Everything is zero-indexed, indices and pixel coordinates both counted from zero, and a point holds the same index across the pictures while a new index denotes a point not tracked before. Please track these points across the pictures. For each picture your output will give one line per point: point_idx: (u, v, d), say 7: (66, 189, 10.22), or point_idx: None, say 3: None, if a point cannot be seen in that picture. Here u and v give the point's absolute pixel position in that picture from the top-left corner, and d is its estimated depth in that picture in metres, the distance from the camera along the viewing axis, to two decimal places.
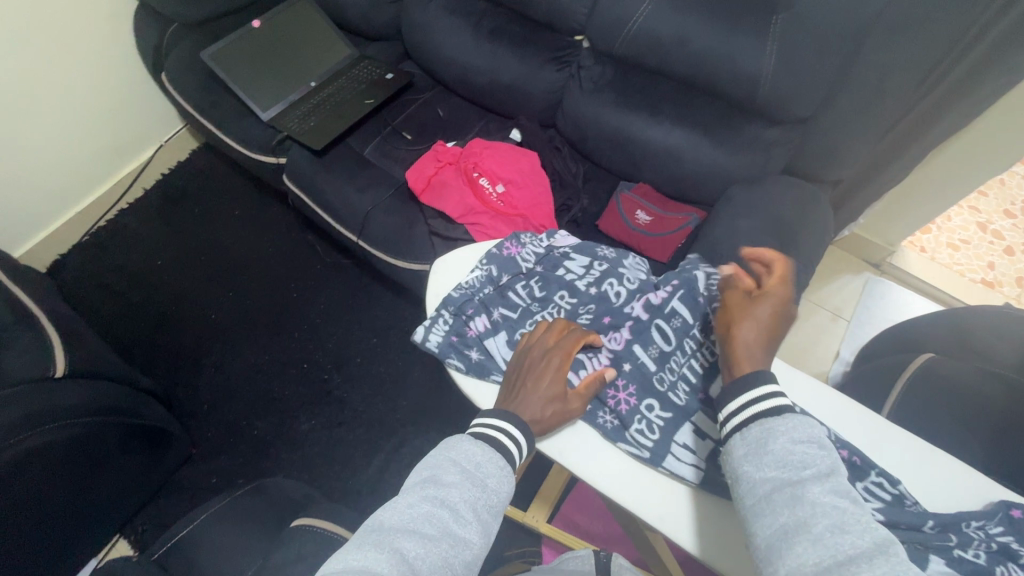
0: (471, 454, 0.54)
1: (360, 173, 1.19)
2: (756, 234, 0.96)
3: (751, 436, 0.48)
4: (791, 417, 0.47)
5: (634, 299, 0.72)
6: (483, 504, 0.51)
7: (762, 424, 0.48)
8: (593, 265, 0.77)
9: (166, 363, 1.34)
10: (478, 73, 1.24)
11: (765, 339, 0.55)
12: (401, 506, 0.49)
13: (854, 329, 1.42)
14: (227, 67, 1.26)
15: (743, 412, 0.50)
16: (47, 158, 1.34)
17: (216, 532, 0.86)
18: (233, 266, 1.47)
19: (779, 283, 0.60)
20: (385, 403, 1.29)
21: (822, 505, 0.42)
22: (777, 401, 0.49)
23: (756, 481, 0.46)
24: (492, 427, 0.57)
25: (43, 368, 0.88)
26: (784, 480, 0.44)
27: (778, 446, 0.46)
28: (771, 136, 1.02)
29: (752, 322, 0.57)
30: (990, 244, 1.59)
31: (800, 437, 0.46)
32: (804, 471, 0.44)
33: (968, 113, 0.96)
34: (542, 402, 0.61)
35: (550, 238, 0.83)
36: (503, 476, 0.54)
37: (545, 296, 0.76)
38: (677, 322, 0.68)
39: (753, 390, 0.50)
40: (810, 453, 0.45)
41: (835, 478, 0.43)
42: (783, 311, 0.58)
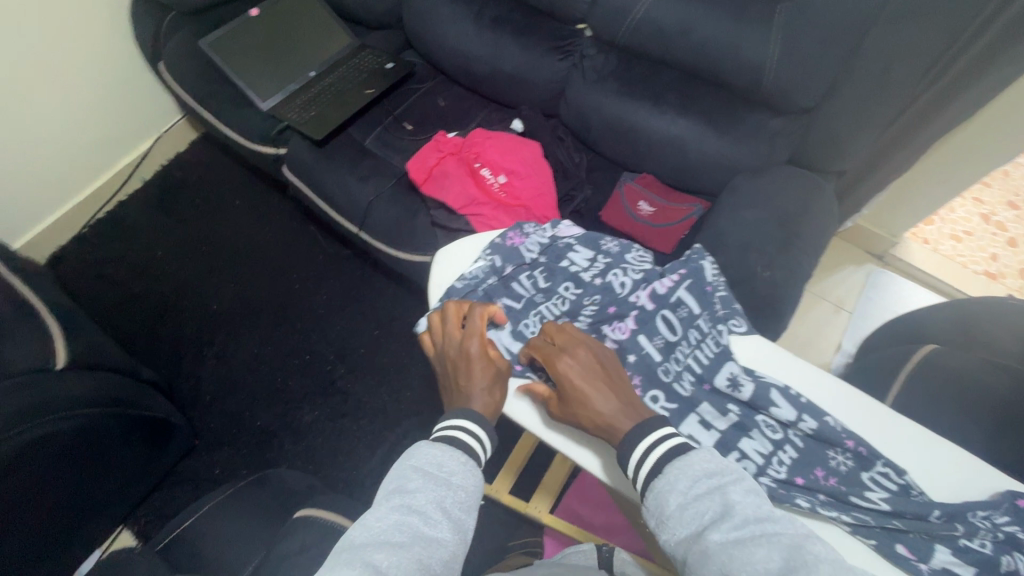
0: (432, 456, 0.55)
1: (361, 164, 1.18)
2: (761, 224, 0.96)
3: (652, 504, 0.53)
4: (672, 474, 0.53)
5: (638, 290, 0.71)
6: (451, 502, 0.52)
7: (654, 488, 0.53)
8: (598, 257, 0.75)
9: (168, 354, 1.34)
10: (480, 62, 1.22)
11: (606, 408, 0.59)
12: (370, 520, 0.49)
13: (856, 321, 1.42)
14: (226, 55, 1.25)
15: (639, 478, 0.55)
16: (45, 149, 1.33)
17: (222, 522, 0.87)
18: (233, 258, 1.46)
19: (558, 356, 0.63)
20: (387, 394, 1.29)
21: (726, 544, 0.46)
22: (655, 460, 0.54)
23: (673, 543, 0.50)
24: (449, 430, 0.58)
25: (44, 360, 0.89)
26: (691, 537, 0.49)
27: (675, 506, 0.51)
28: (777, 126, 1.01)
29: (586, 407, 0.59)
30: (993, 235, 1.59)
31: (688, 485, 0.51)
32: (702, 520, 0.49)
33: (974, 102, 0.95)
34: (485, 389, 0.63)
35: (553, 228, 0.80)
36: (467, 470, 0.55)
37: (550, 287, 0.74)
38: (682, 313, 0.68)
39: (631, 458, 0.55)
40: (699, 500, 0.50)
41: (728, 514, 0.48)
42: (585, 373, 0.61)
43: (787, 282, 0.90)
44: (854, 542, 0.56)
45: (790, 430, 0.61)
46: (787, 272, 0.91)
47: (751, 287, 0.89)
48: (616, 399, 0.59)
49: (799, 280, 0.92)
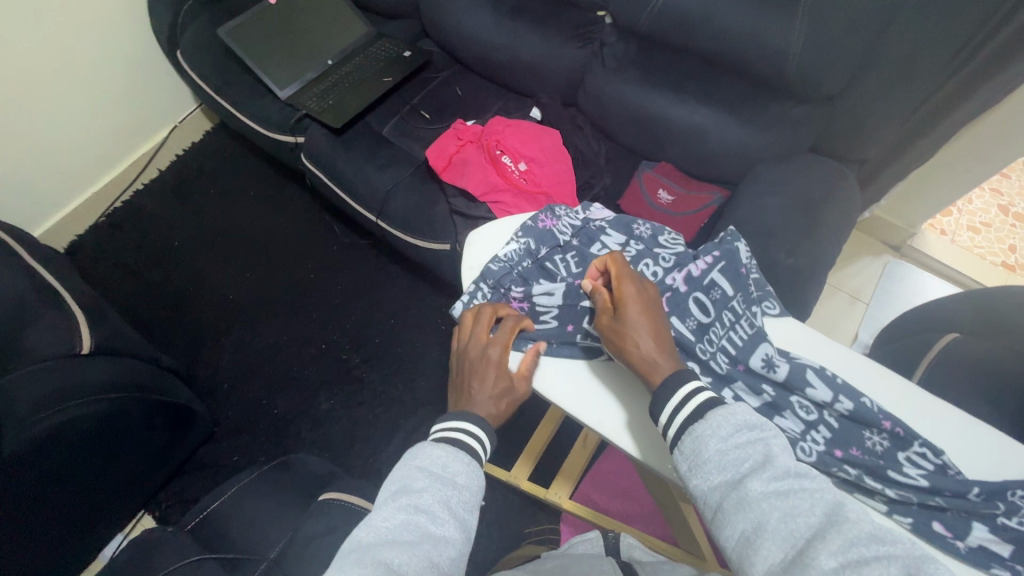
0: (437, 456, 0.54)
1: (379, 153, 1.18)
2: (784, 212, 0.95)
3: (687, 449, 0.52)
4: (713, 419, 0.52)
5: (672, 273, 0.71)
6: (457, 502, 0.51)
7: (691, 434, 0.52)
8: (630, 242, 0.76)
9: (188, 341, 1.35)
10: (498, 50, 1.22)
11: (650, 342, 0.60)
12: (377, 522, 0.48)
13: (873, 311, 1.42)
14: (243, 43, 1.25)
15: (675, 424, 0.54)
16: (63, 138, 1.33)
17: (246, 505, 0.88)
18: (251, 246, 1.47)
19: (624, 281, 0.64)
20: (404, 383, 1.30)
21: (766, 494, 0.46)
22: (695, 405, 0.53)
23: (706, 491, 0.49)
24: (453, 429, 0.58)
25: (68, 345, 0.89)
26: (728, 484, 0.48)
27: (712, 452, 0.50)
28: (800, 114, 1.01)
29: (632, 336, 0.61)
30: (1012, 227, 1.57)
31: (728, 432, 0.50)
32: (741, 467, 0.48)
33: (1001, 91, 0.94)
34: (492, 398, 0.63)
35: (584, 212, 0.83)
36: (472, 470, 0.55)
37: (583, 268, 0.74)
38: (716, 295, 0.68)
39: (669, 403, 0.55)
40: (740, 447, 0.49)
41: (769, 464, 0.47)
42: (645, 305, 0.62)
43: (811, 269, 0.90)
44: (889, 519, 0.56)
45: (825, 411, 0.61)
46: (810, 260, 0.91)
47: (775, 273, 0.89)
48: (663, 341, 0.60)
49: (822, 268, 0.92)
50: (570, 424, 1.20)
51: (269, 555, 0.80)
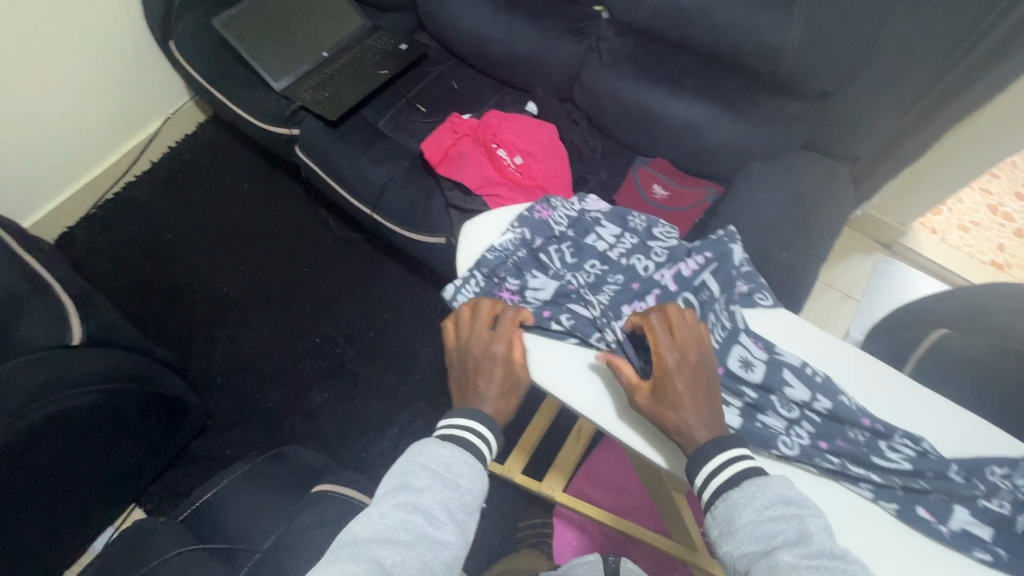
0: (440, 457, 0.55)
1: (374, 146, 1.18)
2: (777, 208, 0.96)
3: (721, 514, 0.52)
4: (750, 487, 0.52)
5: (663, 269, 0.71)
6: (456, 505, 0.52)
7: (727, 499, 0.52)
8: (625, 234, 0.76)
9: (180, 335, 1.34)
10: (495, 44, 1.21)
11: (693, 416, 0.56)
12: (373, 517, 0.50)
13: (863, 309, 1.44)
14: (239, 34, 1.24)
15: (709, 486, 0.54)
16: (54, 129, 1.32)
17: (239, 495, 0.88)
18: (244, 239, 1.46)
19: (664, 349, 0.59)
20: (398, 377, 1.30)
21: (796, 566, 0.46)
22: (732, 470, 0.53)
23: (737, 559, 0.49)
24: (458, 429, 0.58)
25: (60, 335, 0.88)
26: (760, 555, 0.48)
27: (744, 521, 0.50)
28: (795, 111, 1.01)
29: (674, 409, 0.57)
30: (1000, 226, 1.59)
31: (764, 503, 0.51)
32: (773, 539, 0.48)
33: (992, 90, 0.95)
34: (500, 396, 0.62)
35: (580, 202, 0.81)
36: (473, 473, 0.55)
37: (576, 262, 0.74)
38: (704, 296, 0.68)
39: (705, 467, 0.55)
40: (775, 519, 0.49)
41: (804, 541, 0.47)
42: (688, 376, 0.58)
43: (803, 265, 0.91)
44: (876, 506, 0.57)
45: (805, 407, 0.61)
46: (802, 255, 0.92)
47: (768, 268, 0.90)
48: (707, 410, 0.57)
49: (814, 263, 0.93)
50: (564, 419, 1.21)
51: (263, 546, 0.79)
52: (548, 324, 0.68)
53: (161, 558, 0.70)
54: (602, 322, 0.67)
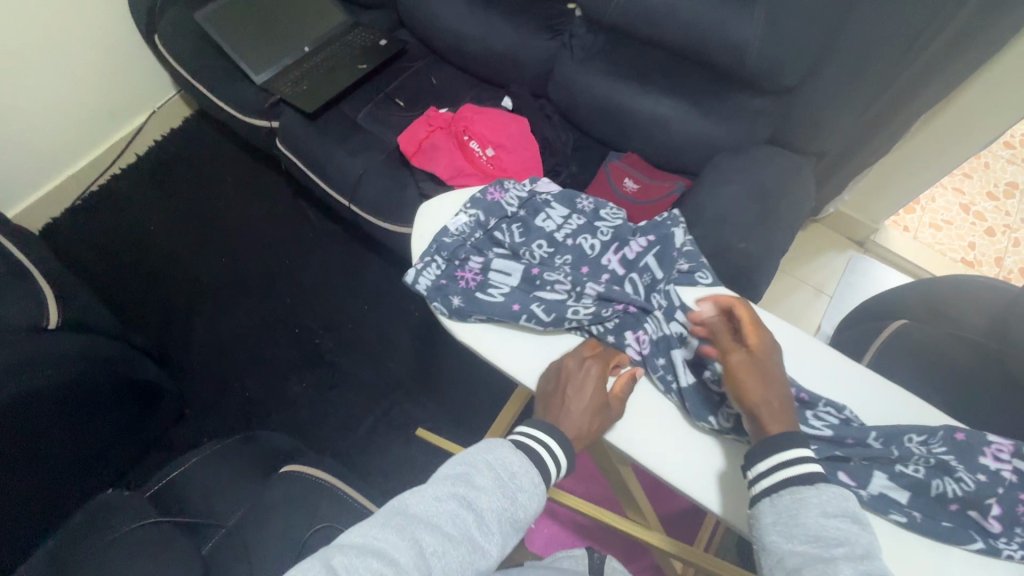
0: (508, 463, 0.54)
1: (352, 138, 1.21)
2: (738, 199, 0.98)
3: (784, 504, 0.49)
4: (825, 489, 0.49)
5: (607, 253, 0.76)
6: (510, 516, 0.51)
7: (793, 493, 0.49)
8: (572, 216, 0.80)
9: (160, 326, 1.36)
10: (471, 40, 1.24)
11: (777, 396, 0.56)
12: (429, 497, 0.50)
13: (835, 304, 1.46)
14: (221, 29, 1.27)
15: (773, 475, 0.51)
16: (39, 118, 1.33)
17: (207, 473, 0.89)
18: (226, 230, 1.48)
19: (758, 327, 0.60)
20: (375, 367, 1.32)
21: None
22: (810, 468, 0.50)
23: (784, 553, 0.46)
24: (535, 440, 0.58)
25: (37, 317, 0.89)
26: (813, 556, 0.45)
27: (811, 520, 0.47)
28: (759, 105, 1.04)
29: (753, 378, 0.57)
30: (972, 225, 1.62)
31: (834, 511, 0.47)
32: (836, 549, 0.45)
33: (949, 85, 0.97)
34: (586, 413, 0.62)
35: (531, 184, 0.85)
36: (535, 492, 0.54)
37: (527, 241, 0.78)
38: (647, 276, 0.73)
39: (777, 454, 0.51)
40: (840, 529, 0.46)
41: (868, 561, 0.44)
42: (776, 358, 0.58)
43: (762, 254, 0.93)
44: None
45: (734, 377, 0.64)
46: (762, 245, 0.94)
47: (728, 257, 0.92)
48: (783, 392, 0.56)
49: (774, 253, 0.95)
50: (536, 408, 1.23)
51: (228, 522, 0.83)
52: (519, 318, 0.70)
53: (126, 528, 0.72)
54: (571, 302, 0.71)
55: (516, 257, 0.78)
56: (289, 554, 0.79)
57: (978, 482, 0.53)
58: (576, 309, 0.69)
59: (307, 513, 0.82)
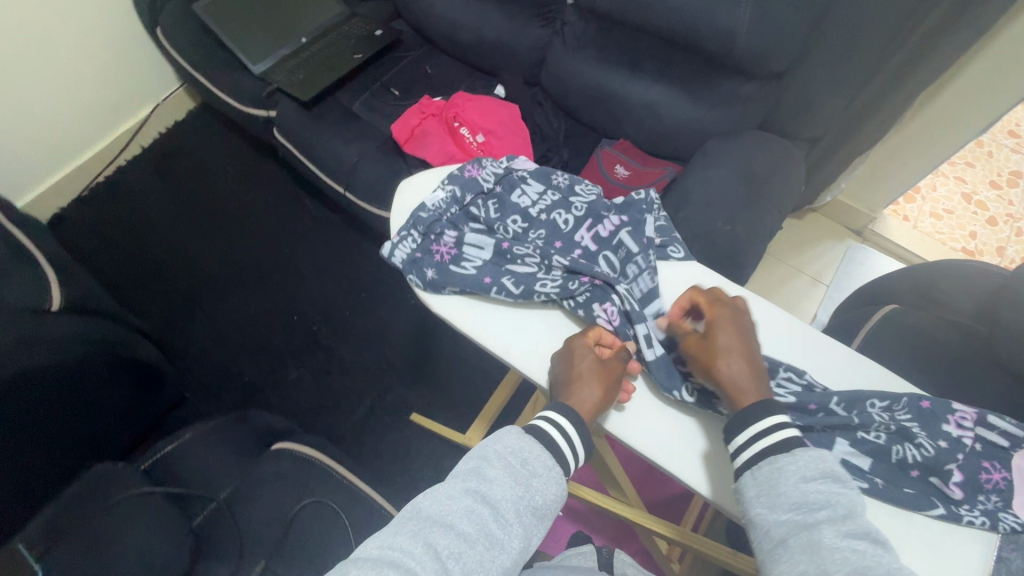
0: (519, 450, 0.55)
1: (347, 126, 1.23)
2: (726, 183, 0.98)
3: (763, 475, 0.52)
4: (801, 455, 0.51)
5: (581, 229, 0.78)
6: (525, 504, 0.52)
7: (772, 462, 0.52)
8: (547, 192, 0.82)
9: (160, 311, 1.39)
10: (465, 30, 1.25)
11: (743, 364, 0.58)
12: (443, 497, 0.51)
13: (832, 293, 1.45)
14: (221, 22, 1.29)
15: (753, 446, 0.54)
16: (45, 110, 1.36)
17: (200, 449, 0.92)
18: (226, 218, 1.51)
19: (711, 304, 0.64)
20: (370, 353, 1.33)
21: (838, 547, 0.45)
22: (785, 436, 0.53)
23: (770, 524, 0.49)
24: (542, 423, 0.58)
25: (39, 301, 0.91)
26: (797, 524, 0.48)
27: (790, 488, 0.50)
28: (748, 91, 1.03)
29: (723, 357, 0.59)
30: (974, 214, 1.60)
31: (811, 475, 0.50)
32: (818, 514, 0.48)
33: (940, 69, 0.97)
34: (587, 378, 0.62)
35: (509, 161, 0.86)
36: (549, 477, 0.55)
37: (502, 216, 0.80)
38: (621, 253, 0.75)
39: (752, 427, 0.54)
40: (821, 493, 0.49)
41: (849, 520, 0.47)
42: (737, 327, 0.61)
43: (748, 237, 0.93)
44: None
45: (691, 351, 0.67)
46: (749, 229, 0.94)
47: (712, 239, 0.92)
48: (754, 366, 0.58)
49: (760, 236, 0.95)
50: (528, 394, 1.24)
51: (218, 496, 0.85)
52: (490, 290, 0.72)
53: (116, 499, 0.76)
54: (541, 274, 0.73)
55: (490, 231, 0.80)
56: (278, 528, 0.82)
57: (939, 448, 0.56)
58: (544, 281, 0.71)
59: (296, 489, 0.86)
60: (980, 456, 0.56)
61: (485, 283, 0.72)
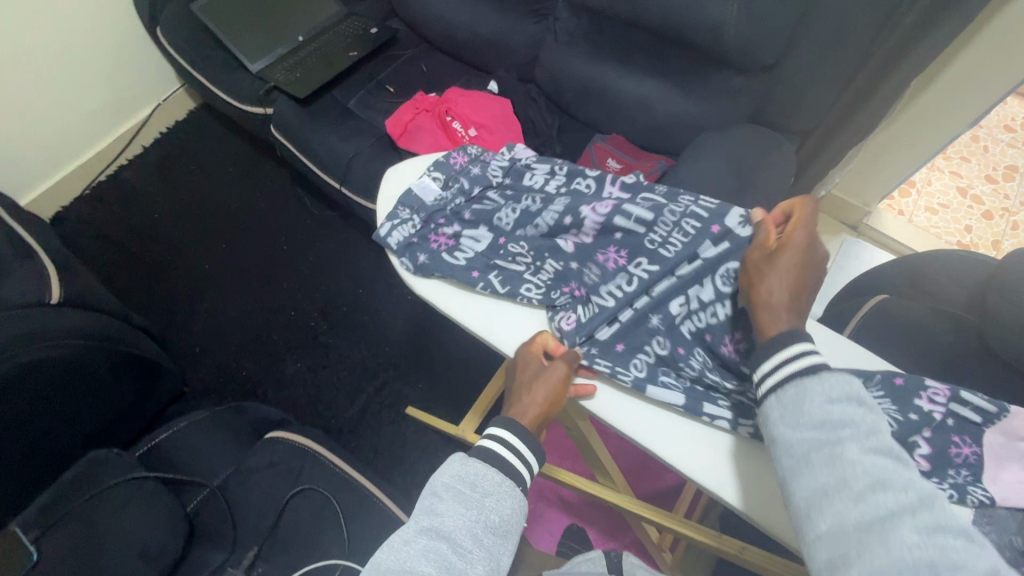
0: (466, 476, 0.56)
1: (342, 124, 1.24)
2: (716, 174, 0.99)
3: (789, 397, 0.51)
4: (827, 377, 0.51)
5: (604, 187, 0.77)
6: (480, 526, 0.53)
7: (798, 385, 0.51)
8: (556, 170, 0.82)
9: (161, 308, 1.41)
10: (459, 27, 1.27)
11: (789, 294, 0.57)
12: (398, 545, 0.51)
13: (826, 288, 1.45)
14: (220, 22, 1.32)
15: (779, 371, 0.53)
16: (47, 111, 1.39)
17: (197, 439, 0.93)
18: (226, 216, 1.53)
19: (801, 228, 0.60)
20: (367, 347, 1.35)
21: (862, 461, 0.46)
22: (814, 361, 0.52)
23: (794, 442, 0.49)
24: (487, 442, 0.59)
25: (38, 295, 0.92)
26: (821, 441, 0.48)
27: (817, 407, 0.49)
28: (737, 84, 1.04)
29: (774, 280, 0.58)
30: (969, 208, 1.60)
31: (838, 396, 0.50)
32: (843, 430, 0.48)
33: (925, 61, 0.98)
34: (526, 390, 0.64)
35: (511, 152, 0.88)
36: (502, 492, 0.56)
37: (515, 198, 0.82)
38: (654, 199, 0.72)
39: (779, 355, 0.53)
40: (845, 412, 0.49)
41: (872, 437, 0.47)
42: (806, 260, 0.58)
43: None
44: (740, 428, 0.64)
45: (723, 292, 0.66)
46: None
47: None
48: (800, 295, 0.57)
49: None
50: None
51: (213, 482, 0.87)
52: (476, 284, 0.74)
53: (113, 482, 0.77)
54: (527, 275, 0.75)
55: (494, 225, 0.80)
56: (270, 515, 0.84)
57: (906, 421, 0.58)
58: (529, 284, 0.74)
59: (289, 477, 0.87)
60: (952, 431, 0.57)
61: (472, 278, 0.74)
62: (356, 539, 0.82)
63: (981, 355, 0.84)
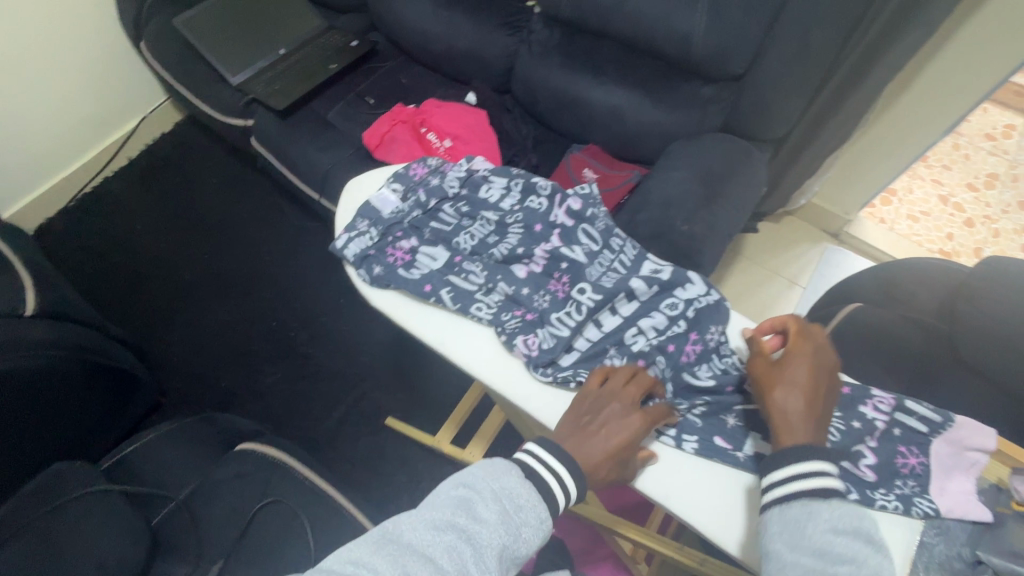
0: (515, 495, 0.53)
1: (321, 135, 1.25)
2: (687, 184, 0.99)
3: (793, 516, 0.51)
4: (837, 507, 0.49)
5: (554, 207, 0.79)
6: (510, 553, 0.49)
7: (805, 505, 0.50)
8: (511, 184, 0.83)
9: (142, 320, 1.41)
10: (435, 40, 1.28)
11: (801, 407, 0.56)
12: (427, 524, 0.49)
13: (808, 296, 1.44)
14: (201, 36, 1.33)
15: (788, 485, 0.52)
16: (30, 123, 1.40)
17: (167, 453, 0.93)
18: (208, 227, 1.53)
19: (802, 342, 0.60)
20: (347, 357, 1.35)
21: None
22: (828, 484, 0.50)
23: (787, 562, 0.48)
24: (546, 471, 0.55)
25: (12, 306, 0.92)
26: (815, 569, 0.47)
27: (817, 535, 0.49)
28: (707, 94, 1.05)
29: (786, 390, 0.57)
30: (951, 216, 1.61)
31: (842, 528, 0.49)
32: (839, 565, 0.47)
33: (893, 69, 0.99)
34: (608, 459, 0.58)
35: (468, 162, 0.88)
36: (538, 532, 0.52)
37: (470, 214, 0.83)
38: (599, 225, 0.77)
39: (788, 467, 0.52)
40: (848, 548, 0.48)
41: None
42: (819, 368, 0.58)
43: (707, 235, 0.94)
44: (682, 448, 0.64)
45: (689, 306, 0.70)
46: (708, 228, 0.95)
47: (671, 239, 0.93)
48: (819, 410, 0.56)
49: (720, 235, 0.96)
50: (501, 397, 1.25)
51: (179, 495, 0.87)
52: (429, 299, 0.74)
53: (72, 495, 0.77)
54: (479, 295, 0.75)
55: (449, 239, 0.81)
56: (236, 529, 0.82)
57: (850, 428, 0.60)
58: (480, 303, 0.74)
59: (258, 488, 0.87)
60: (898, 441, 0.59)
61: (427, 293, 0.74)
62: (322, 553, 0.81)
63: (952, 363, 0.83)
